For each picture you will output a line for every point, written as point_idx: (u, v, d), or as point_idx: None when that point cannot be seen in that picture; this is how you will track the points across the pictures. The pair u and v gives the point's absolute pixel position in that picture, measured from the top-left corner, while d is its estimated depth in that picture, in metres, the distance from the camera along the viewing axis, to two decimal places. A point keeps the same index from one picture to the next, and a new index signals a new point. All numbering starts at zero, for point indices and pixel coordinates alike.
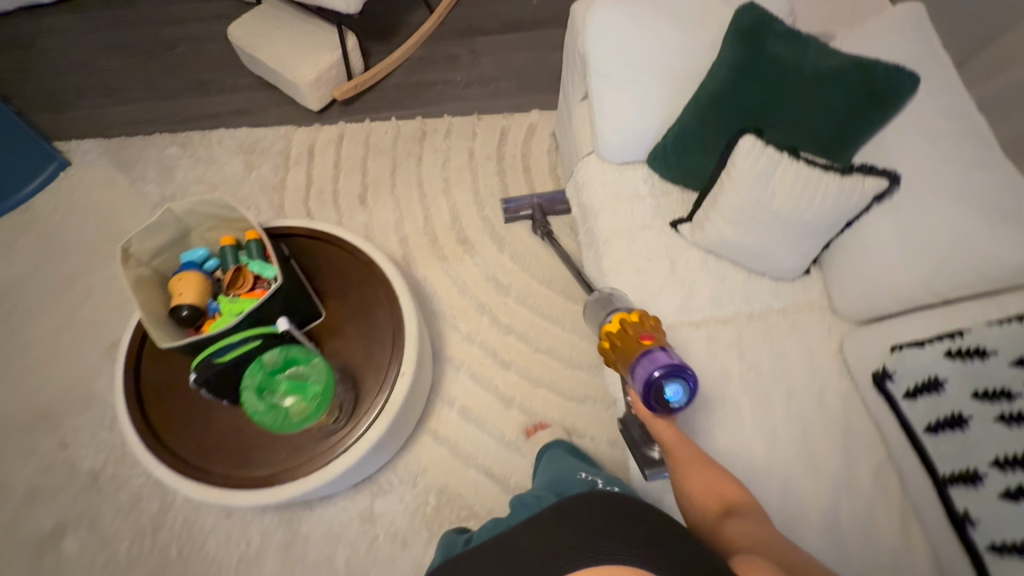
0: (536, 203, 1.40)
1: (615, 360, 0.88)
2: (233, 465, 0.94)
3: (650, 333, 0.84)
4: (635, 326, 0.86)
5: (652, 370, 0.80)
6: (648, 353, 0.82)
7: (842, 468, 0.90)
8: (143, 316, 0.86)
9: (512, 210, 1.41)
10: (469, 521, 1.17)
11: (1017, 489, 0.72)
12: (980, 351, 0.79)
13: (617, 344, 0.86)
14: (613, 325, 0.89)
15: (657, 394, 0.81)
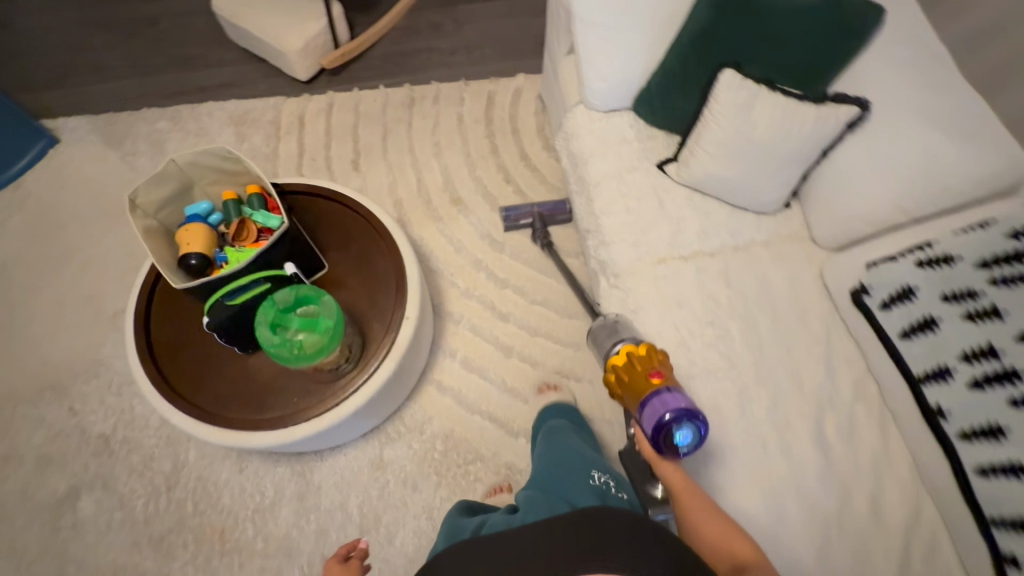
0: (536, 212, 1.39)
1: (624, 396, 0.87)
2: (250, 409, 0.97)
3: (660, 372, 0.83)
4: (644, 361, 0.86)
5: (662, 412, 0.79)
6: (659, 393, 0.81)
7: (826, 381, 0.96)
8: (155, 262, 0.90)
9: (511, 219, 1.39)
10: (476, 464, 1.21)
11: (983, 379, 0.79)
12: (946, 259, 0.85)
13: (626, 378, 0.86)
14: (622, 358, 0.89)
15: (666, 438, 0.79)
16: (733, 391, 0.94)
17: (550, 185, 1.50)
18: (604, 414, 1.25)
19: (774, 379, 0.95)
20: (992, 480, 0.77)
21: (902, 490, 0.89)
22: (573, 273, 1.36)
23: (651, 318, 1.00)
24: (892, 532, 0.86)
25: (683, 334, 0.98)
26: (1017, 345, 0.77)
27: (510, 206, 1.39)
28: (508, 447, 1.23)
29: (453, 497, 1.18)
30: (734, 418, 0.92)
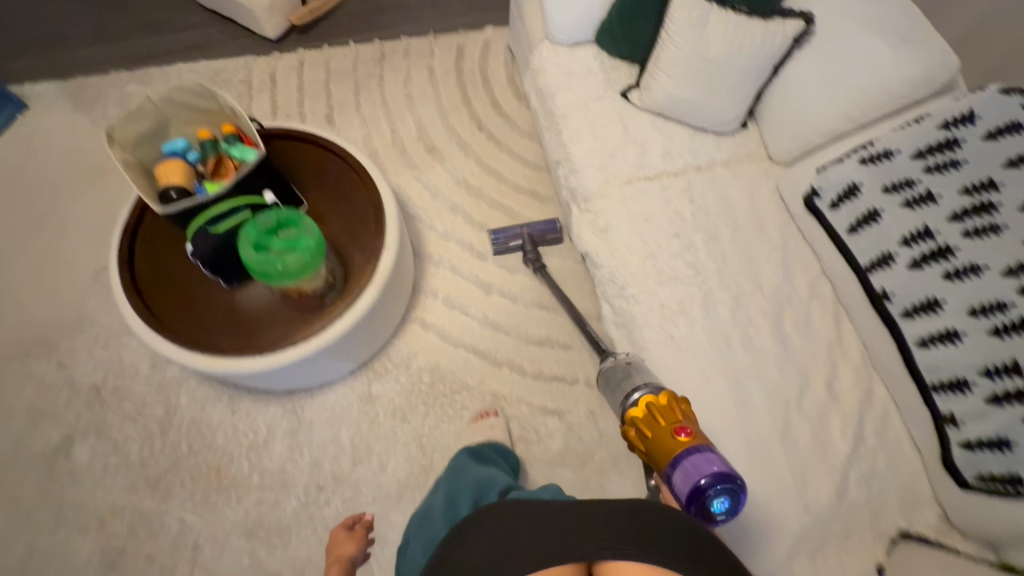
0: (525, 233, 1.34)
1: (647, 452, 0.81)
2: (241, 339, 1.00)
3: (688, 429, 0.77)
4: (668, 415, 0.80)
5: (698, 478, 0.73)
6: (691, 454, 0.75)
7: (784, 282, 1.02)
8: (139, 192, 0.93)
9: (500, 242, 1.33)
10: (462, 393, 1.27)
11: (921, 258, 0.86)
12: (886, 154, 0.92)
13: (650, 434, 0.80)
14: (642, 410, 0.83)
15: (702, 504, 0.74)
16: (698, 295, 1.00)
17: (522, 132, 1.54)
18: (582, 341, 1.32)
19: (737, 283, 1.02)
20: (931, 349, 0.85)
21: (855, 373, 0.97)
22: (566, 295, 1.31)
23: (621, 235, 1.06)
24: (847, 410, 0.94)
25: (651, 247, 1.04)
26: (950, 224, 0.84)
27: (498, 230, 1.34)
28: (492, 376, 1.29)
29: (441, 424, 1.23)
30: (701, 317, 0.98)
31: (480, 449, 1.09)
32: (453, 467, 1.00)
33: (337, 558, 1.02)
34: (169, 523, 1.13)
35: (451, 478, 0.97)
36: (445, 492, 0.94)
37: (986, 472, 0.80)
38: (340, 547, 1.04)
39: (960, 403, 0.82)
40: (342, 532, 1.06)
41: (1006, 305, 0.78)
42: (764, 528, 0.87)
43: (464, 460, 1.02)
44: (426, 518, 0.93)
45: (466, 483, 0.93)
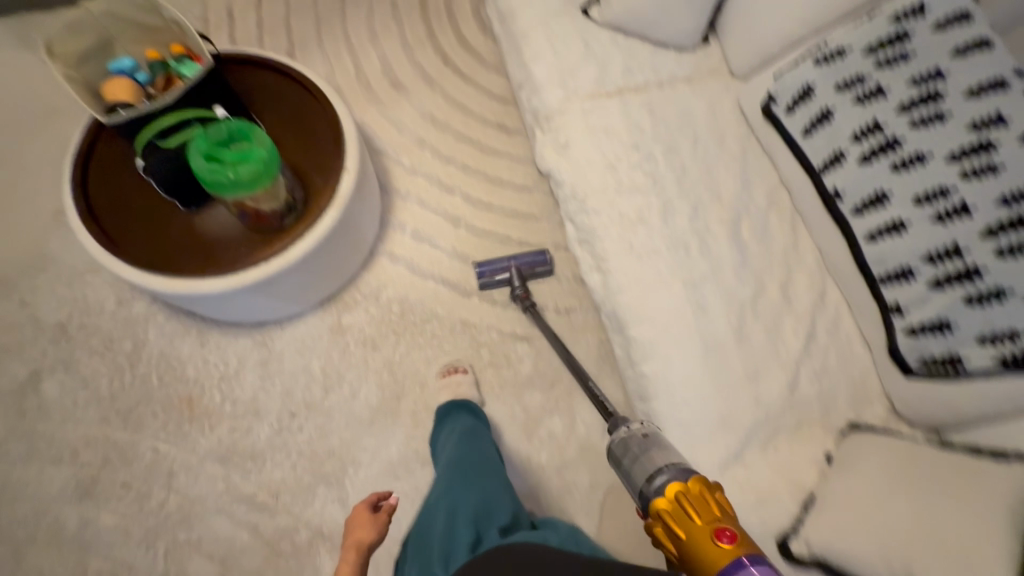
0: (513, 266, 1.25)
1: (680, 555, 0.66)
2: (202, 261, 1.01)
3: (732, 532, 0.62)
4: (705, 510, 0.66)
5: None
6: (739, 568, 0.59)
7: (741, 191, 1.03)
8: (85, 106, 0.94)
9: (486, 275, 1.24)
10: (432, 323, 1.27)
11: (870, 152, 0.87)
12: (839, 52, 0.92)
13: (683, 534, 0.66)
14: (670, 501, 0.69)
15: None
16: (657, 205, 1.01)
17: (489, 66, 1.51)
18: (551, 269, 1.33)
19: (695, 193, 1.02)
20: (879, 242, 0.87)
21: (809, 276, 0.99)
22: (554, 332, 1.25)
23: (581, 149, 1.06)
24: (801, 310, 0.96)
25: (610, 159, 1.04)
26: (898, 116, 0.85)
27: (484, 261, 1.24)
28: (462, 306, 1.29)
29: (412, 353, 1.24)
30: (659, 225, 0.99)
31: (481, 447, 0.98)
32: (458, 471, 0.90)
33: (355, 542, 0.87)
34: (142, 452, 1.15)
35: (455, 489, 0.86)
36: (446, 508, 0.82)
37: (927, 356, 0.83)
38: (359, 528, 0.89)
39: (905, 291, 0.84)
40: (364, 513, 0.92)
41: (948, 191, 0.80)
42: (718, 423, 0.90)
43: (468, 462, 0.92)
44: (424, 541, 0.81)
45: (467, 503, 0.82)
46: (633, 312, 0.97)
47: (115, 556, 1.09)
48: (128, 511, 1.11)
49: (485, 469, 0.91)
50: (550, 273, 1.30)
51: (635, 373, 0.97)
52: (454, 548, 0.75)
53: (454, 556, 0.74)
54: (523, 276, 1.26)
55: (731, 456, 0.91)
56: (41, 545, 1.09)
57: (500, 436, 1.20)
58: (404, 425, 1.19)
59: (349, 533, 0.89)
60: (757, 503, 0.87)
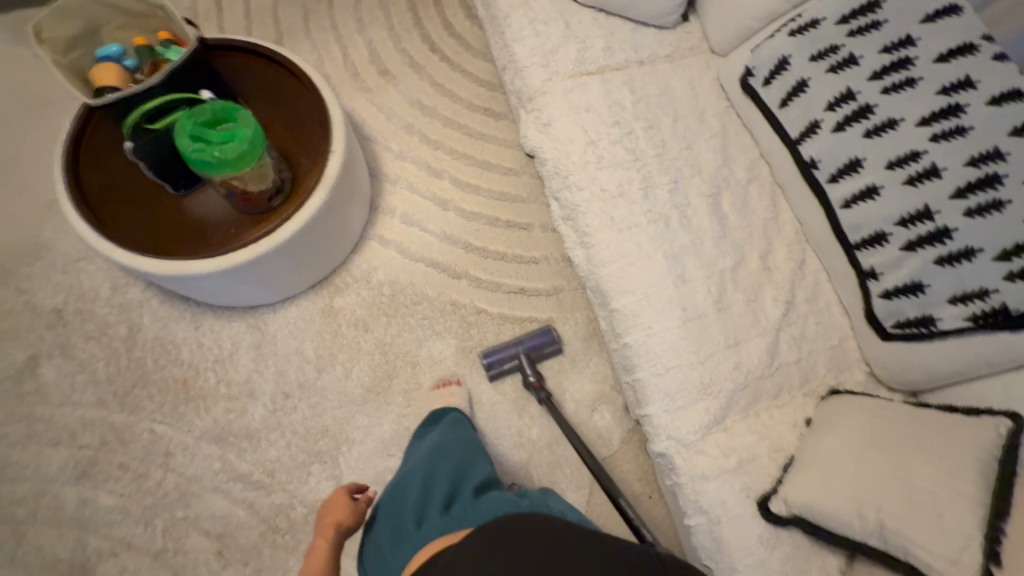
0: (520, 352, 1.20)
1: None
2: (194, 244, 1.03)
3: None
4: None
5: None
6: None
7: (722, 163, 1.04)
8: (74, 89, 0.98)
9: (495, 366, 1.19)
10: (422, 304, 1.29)
11: (844, 120, 0.89)
12: (813, 24, 0.94)
13: None
14: None
15: None
16: (638, 179, 1.02)
17: (475, 52, 1.53)
18: (540, 250, 1.35)
19: (676, 166, 1.04)
20: (854, 208, 0.88)
21: (789, 245, 1.00)
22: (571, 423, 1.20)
23: (562, 126, 1.07)
24: (781, 280, 0.98)
25: (591, 135, 1.05)
26: (870, 84, 0.87)
27: (491, 351, 1.19)
28: (451, 288, 1.31)
29: (403, 333, 1.26)
30: (639, 200, 1.01)
31: (461, 426, 0.98)
32: (438, 443, 0.90)
33: (333, 522, 0.96)
34: (139, 433, 1.17)
35: (434, 455, 0.87)
36: (423, 469, 0.84)
37: (902, 318, 0.84)
38: (336, 510, 0.98)
39: (878, 256, 0.86)
40: (342, 497, 1.00)
41: (919, 154, 0.82)
42: (699, 390, 0.91)
43: (450, 437, 0.92)
44: (398, 503, 0.82)
45: (445, 466, 0.83)
46: (614, 285, 0.98)
47: (114, 534, 1.11)
48: (126, 491, 1.14)
49: (465, 441, 0.91)
50: (560, 352, 1.25)
51: (619, 345, 0.98)
52: (429, 508, 0.77)
53: (428, 518, 0.76)
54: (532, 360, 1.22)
55: (714, 422, 0.91)
56: (43, 524, 1.12)
57: (491, 414, 1.22)
58: (396, 404, 1.21)
59: (326, 514, 0.98)
60: (738, 466, 0.88)
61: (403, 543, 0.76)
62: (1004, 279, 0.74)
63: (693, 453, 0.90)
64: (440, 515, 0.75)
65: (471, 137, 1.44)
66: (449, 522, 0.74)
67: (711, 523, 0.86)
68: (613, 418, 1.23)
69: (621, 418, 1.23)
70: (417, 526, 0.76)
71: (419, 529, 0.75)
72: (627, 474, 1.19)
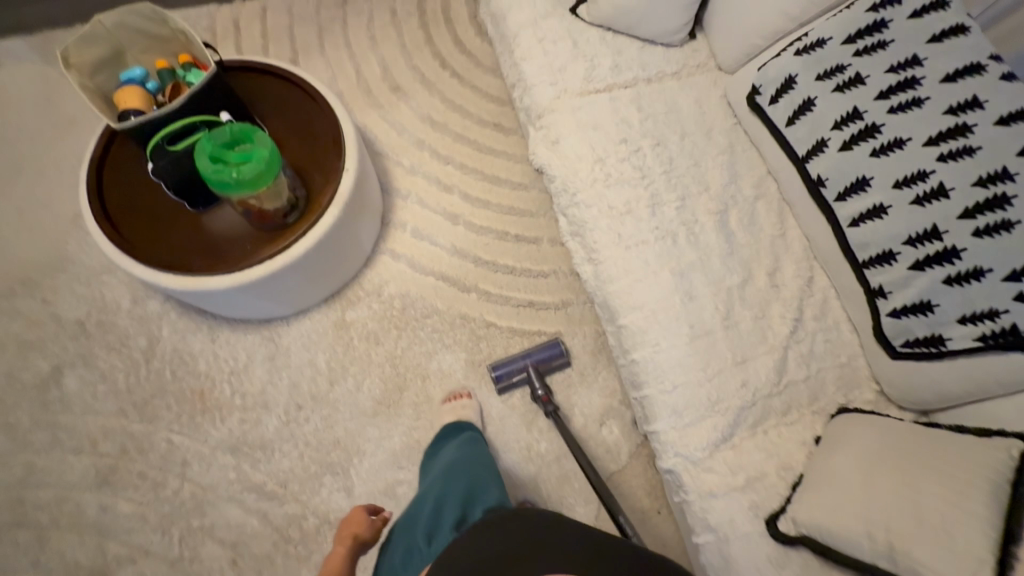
0: (529, 365, 1.22)
1: None
2: (211, 261, 1.06)
3: None
4: None
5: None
6: None
7: (729, 180, 1.05)
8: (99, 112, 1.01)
9: (503, 379, 1.21)
10: (432, 318, 1.31)
11: (851, 139, 0.89)
12: (819, 43, 0.94)
13: None
14: None
15: None
16: (645, 196, 1.03)
17: (485, 68, 1.55)
18: (549, 264, 1.36)
19: (683, 183, 1.05)
20: (861, 226, 0.88)
21: (797, 262, 1.00)
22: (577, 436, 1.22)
23: (571, 143, 1.09)
24: (789, 296, 0.98)
25: (599, 152, 1.07)
26: (877, 104, 0.88)
27: (499, 364, 1.22)
28: (461, 301, 1.32)
29: (413, 346, 1.28)
30: (647, 216, 1.02)
31: (477, 444, 0.98)
32: (453, 460, 0.91)
33: (349, 536, 0.94)
34: (157, 443, 1.20)
35: (449, 474, 0.87)
36: (437, 487, 0.85)
37: (911, 337, 0.84)
38: (352, 526, 0.96)
39: (887, 274, 0.86)
40: (359, 513, 0.98)
41: (926, 174, 0.82)
42: (707, 407, 0.92)
43: (467, 454, 0.93)
44: (411, 516, 0.84)
45: (459, 485, 0.84)
46: (622, 301, 0.99)
47: (132, 541, 1.14)
48: (144, 499, 1.16)
49: (480, 460, 0.92)
50: (569, 365, 1.27)
51: (627, 361, 0.99)
52: (440, 526, 0.79)
53: (439, 534, 0.78)
54: (540, 373, 1.23)
55: (722, 440, 0.91)
56: (64, 530, 1.15)
57: (499, 427, 1.23)
58: (406, 417, 1.23)
59: (342, 528, 0.96)
60: (746, 484, 0.88)
61: (413, 556, 0.79)
62: (1014, 299, 0.74)
63: (701, 470, 0.90)
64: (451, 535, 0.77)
65: (480, 152, 1.46)
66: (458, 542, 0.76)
67: (719, 541, 0.86)
68: (621, 432, 1.23)
69: (628, 432, 1.23)
70: (427, 542, 0.78)
71: (430, 546, 0.78)
72: (634, 488, 1.20)
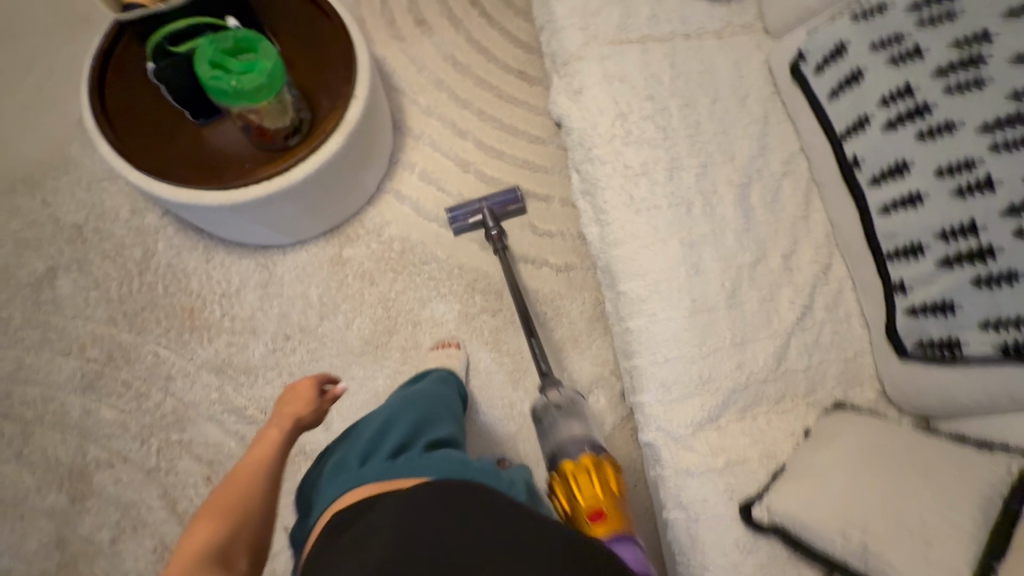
0: (484, 207, 1.22)
1: None
2: (203, 172, 1.03)
3: None
4: None
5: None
6: None
7: (756, 153, 0.98)
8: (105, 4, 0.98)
9: (460, 221, 1.22)
10: (430, 265, 1.27)
11: (897, 118, 0.82)
12: (880, 7, 0.85)
13: None
14: None
15: None
16: (664, 159, 0.97)
17: (517, 11, 1.46)
18: (557, 225, 1.31)
19: (707, 150, 0.98)
20: (892, 215, 0.83)
21: (816, 248, 0.94)
22: None
23: (594, 95, 1.02)
24: (801, 282, 0.92)
25: (622, 107, 1.00)
26: (932, 81, 0.79)
27: (454, 207, 1.22)
28: (461, 251, 1.28)
29: (407, 291, 1.26)
30: (663, 180, 0.96)
31: (444, 388, 0.98)
32: (412, 397, 0.89)
33: (290, 417, 0.86)
34: (143, 355, 1.20)
35: (401, 405, 0.86)
36: (384, 414, 0.83)
37: (925, 338, 0.79)
38: (296, 403, 0.88)
39: (910, 269, 0.81)
40: (307, 391, 0.89)
41: (974, 163, 0.74)
42: (697, 384, 0.88)
43: (422, 392, 0.93)
44: (353, 438, 0.82)
45: (407, 417, 0.83)
46: (625, 266, 0.94)
47: (112, 447, 1.16)
48: (127, 408, 1.17)
49: (438, 402, 0.91)
50: (524, 212, 1.27)
51: (621, 329, 0.95)
52: (377, 451, 0.76)
53: (372, 459, 0.75)
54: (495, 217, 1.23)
55: (708, 419, 0.88)
56: (47, 428, 1.17)
57: (484, 382, 1.22)
58: (393, 359, 1.21)
59: (285, 403, 0.88)
60: (726, 467, 0.85)
61: (338, 478, 0.75)
62: None
63: (681, 448, 0.87)
64: (385, 460, 0.74)
65: (500, 99, 1.39)
66: (391, 469, 0.73)
67: (689, 519, 0.84)
68: (608, 403, 1.21)
69: (616, 404, 1.21)
70: (359, 464, 0.75)
71: (361, 467, 0.74)
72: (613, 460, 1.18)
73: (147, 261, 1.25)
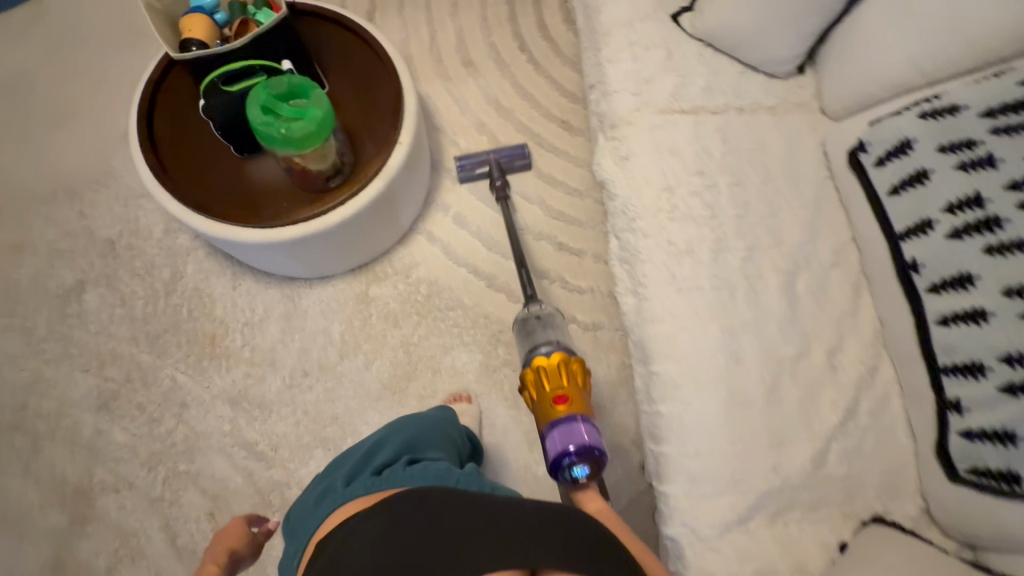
0: (492, 158, 1.26)
1: None
2: (235, 200, 1.03)
3: None
4: None
5: (567, 441, 0.81)
6: None
7: (805, 240, 0.95)
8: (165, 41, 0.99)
9: (466, 169, 1.26)
10: (456, 310, 1.25)
11: (964, 227, 0.77)
12: (952, 108, 0.82)
13: None
14: None
15: None
16: (709, 239, 0.94)
17: (565, 59, 1.45)
18: (587, 281, 1.28)
19: (754, 233, 0.94)
20: (951, 328, 0.78)
21: (862, 347, 0.90)
22: None
23: (642, 163, 1.00)
24: (845, 382, 0.88)
25: (669, 179, 0.98)
26: (1005, 193, 0.75)
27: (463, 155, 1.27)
28: (488, 299, 1.26)
29: (430, 336, 1.23)
30: (707, 260, 0.93)
31: (443, 411, 0.97)
32: (404, 418, 0.89)
33: (224, 550, 0.86)
34: (161, 378, 1.19)
35: (391, 426, 0.86)
36: (373, 438, 0.84)
37: (981, 466, 0.74)
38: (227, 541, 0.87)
39: (968, 389, 0.76)
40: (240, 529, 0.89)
41: None
42: (728, 481, 0.84)
43: (417, 414, 0.93)
44: (343, 461, 0.82)
45: (395, 436, 0.83)
46: (660, 346, 0.91)
47: (119, 471, 1.14)
48: (138, 432, 1.16)
49: (431, 421, 0.90)
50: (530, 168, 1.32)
51: (650, 411, 0.92)
52: (362, 470, 0.77)
53: (358, 478, 0.76)
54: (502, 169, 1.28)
55: (736, 521, 0.83)
56: (58, 443, 1.16)
57: (499, 439, 1.18)
58: (410, 406, 1.19)
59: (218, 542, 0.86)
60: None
61: (324, 498, 0.76)
62: None
63: (705, 549, 0.82)
64: (370, 478, 0.75)
65: (541, 147, 1.38)
66: (377, 484, 0.73)
67: None
68: (626, 474, 1.16)
69: (634, 476, 1.16)
70: (344, 484, 0.76)
71: (347, 486, 0.75)
72: None
73: (174, 282, 1.25)
